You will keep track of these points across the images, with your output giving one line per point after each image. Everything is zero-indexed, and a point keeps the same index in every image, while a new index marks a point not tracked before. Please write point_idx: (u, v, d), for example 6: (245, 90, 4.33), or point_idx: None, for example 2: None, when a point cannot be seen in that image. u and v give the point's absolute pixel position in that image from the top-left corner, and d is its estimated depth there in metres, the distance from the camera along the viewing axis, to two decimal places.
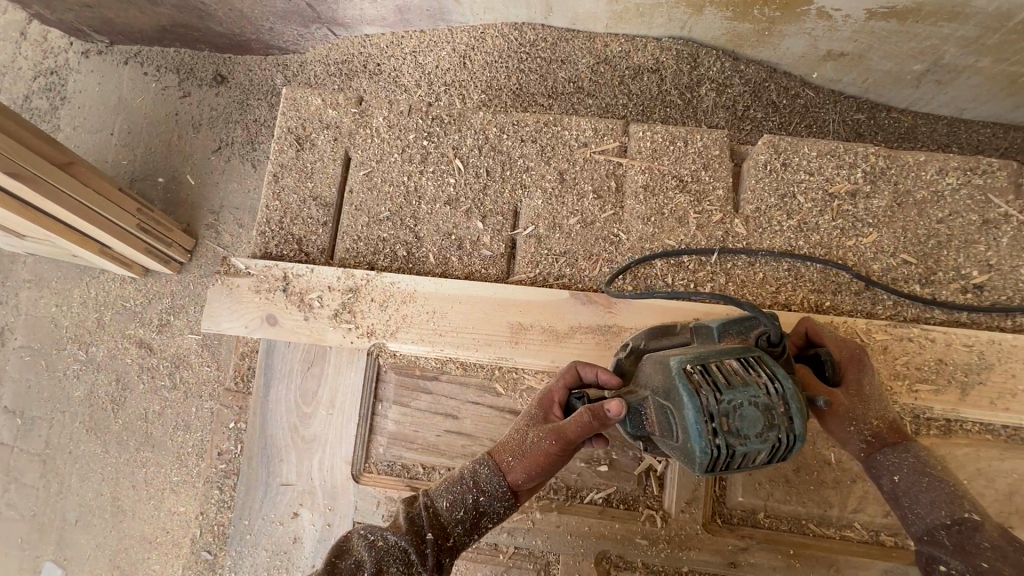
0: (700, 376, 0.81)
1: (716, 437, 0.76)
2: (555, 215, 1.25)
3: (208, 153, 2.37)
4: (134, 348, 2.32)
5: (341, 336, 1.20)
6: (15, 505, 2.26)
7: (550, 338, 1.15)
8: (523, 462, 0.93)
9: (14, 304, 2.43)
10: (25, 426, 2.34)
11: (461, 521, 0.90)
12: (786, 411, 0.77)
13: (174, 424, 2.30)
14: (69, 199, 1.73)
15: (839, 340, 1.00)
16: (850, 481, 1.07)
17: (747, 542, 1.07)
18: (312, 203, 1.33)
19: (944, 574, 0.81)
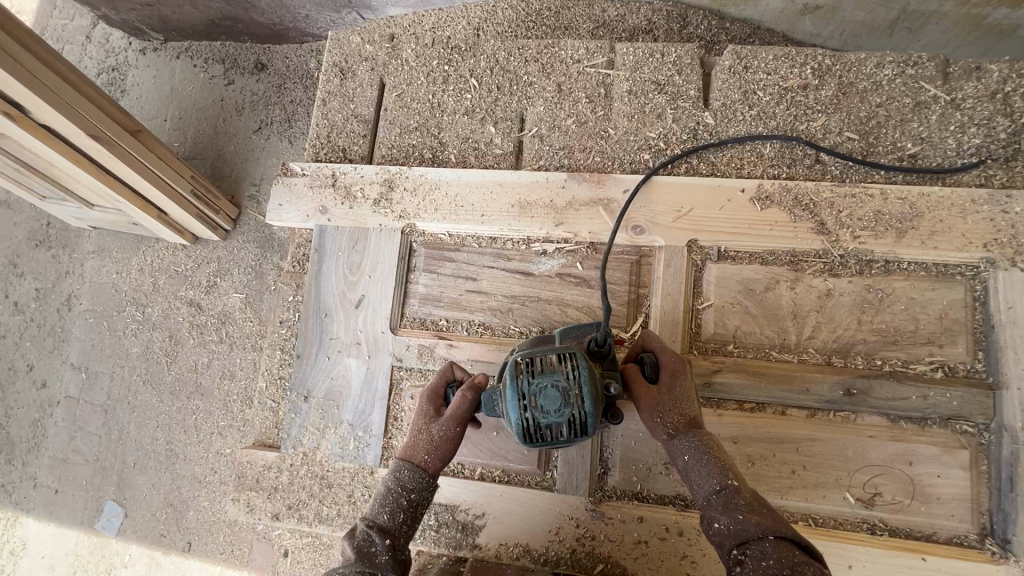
0: (524, 365, 1.08)
1: (525, 410, 1.04)
2: (554, 118, 1.50)
3: (250, 134, 2.73)
4: (186, 309, 2.69)
5: (380, 219, 1.47)
6: (82, 449, 2.73)
7: (551, 211, 1.39)
8: (436, 454, 1.16)
9: (81, 274, 2.89)
10: (90, 379, 2.79)
11: (404, 520, 1.12)
12: (579, 392, 1.05)
13: (219, 373, 2.61)
14: (134, 163, 2.07)
15: (666, 350, 1.21)
16: (806, 313, 1.28)
17: (718, 366, 1.28)
18: (354, 119, 1.60)
19: (717, 529, 1.00)
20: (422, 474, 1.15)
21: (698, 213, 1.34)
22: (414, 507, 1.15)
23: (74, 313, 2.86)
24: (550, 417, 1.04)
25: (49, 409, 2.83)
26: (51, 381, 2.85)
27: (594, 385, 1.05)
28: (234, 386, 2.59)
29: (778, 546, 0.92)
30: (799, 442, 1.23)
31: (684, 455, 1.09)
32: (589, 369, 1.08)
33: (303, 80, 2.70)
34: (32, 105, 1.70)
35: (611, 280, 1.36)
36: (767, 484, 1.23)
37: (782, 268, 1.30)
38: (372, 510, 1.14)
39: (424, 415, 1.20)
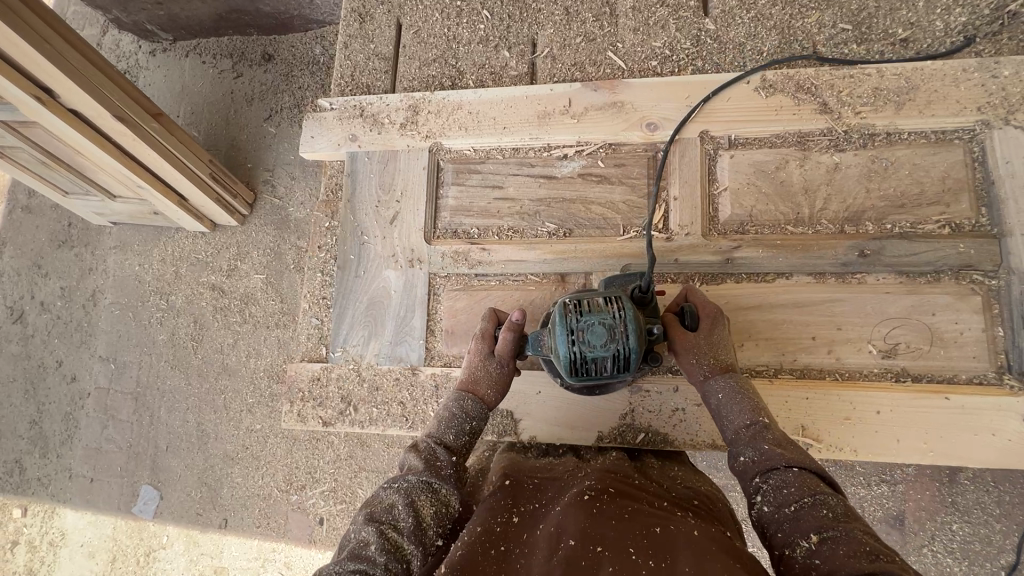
0: (572, 305, 1.17)
1: (573, 344, 1.13)
2: (564, 38, 1.60)
3: (261, 122, 2.82)
4: (208, 293, 2.75)
5: (408, 140, 1.56)
6: (115, 438, 2.80)
7: (569, 118, 1.48)
8: (494, 387, 1.30)
9: (103, 269, 2.95)
10: (119, 369, 2.85)
11: (466, 442, 1.21)
12: (624, 329, 1.13)
13: (246, 352, 2.67)
14: (157, 146, 2.16)
15: (707, 302, 1.28)
16: (816, 188, 1.36)
17: (738, 243, 1.35)
18: (376, 58, 1.70)
19: (741, 460, 1.06)
20: (483, 405, 1.28)
21: (708, 107, 1.42)
22: (473, 430, 1.24)
23: (99, 307, 2.93)
24: (596, 351, 1.13)
25: (81, 401, 2.90)
26: (80, 374, 2.92)
27: (637, 323, 1.13)
28: (260, 364, 2.64)
29: (800, 476, 0.97)
30: (820, 303, 1.30)
31: (718, 393, 1.17)
32: (634, 310, 1.16)
33: (309, 66, 2.78)
34: (62, 86, 1.79)
35: (630, 176, 1.45)
36: (793, 345, 1.30)
37: (790, 149, 1.38)
38: (438, 428, 1.21)
39: (478, 355, 1.33)
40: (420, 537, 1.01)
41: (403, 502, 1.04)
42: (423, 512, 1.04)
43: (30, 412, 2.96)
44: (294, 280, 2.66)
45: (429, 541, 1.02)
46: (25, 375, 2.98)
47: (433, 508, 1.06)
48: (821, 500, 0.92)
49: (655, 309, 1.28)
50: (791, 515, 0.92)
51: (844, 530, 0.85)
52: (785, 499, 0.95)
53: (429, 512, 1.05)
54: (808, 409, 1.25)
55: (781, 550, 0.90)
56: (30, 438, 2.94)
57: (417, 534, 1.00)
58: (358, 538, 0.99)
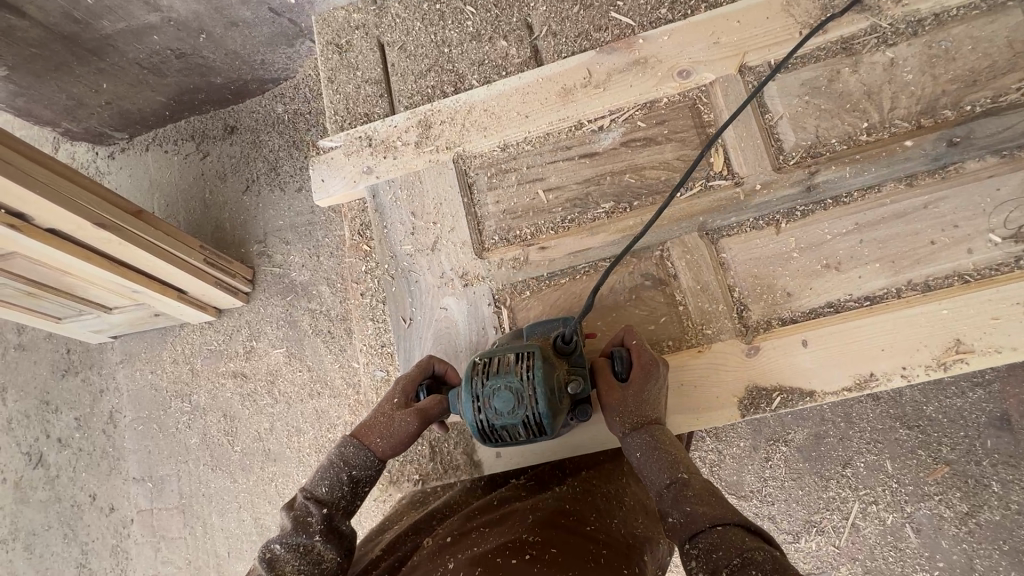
0: (482, 366, 1.11)
1: (480, 411, 1.08)
2: (560, 11, 1.49)
3: (241, 195, 2.64)
4: (231, 381, 2.58)
5: (429, 156, 1.44)
6: (173, 557, 2.60)
7: (593, 87, 1.38)
8: (386, 439, 1.16)
9: (115, 387, 2.77)
10: (158, 485, 2.66)
11: (343, 494, 1.13)
12: (532, 395, 1.06)
13: (285, 433, 2.49)
14: (146, 243, 2.02)
15: (643, 347, 1.17)
16: (878, 90, 1.26)
17: (814, 168, 1.25)
18: (366, 84, 1.59)
19: (669, 523, 1.01)
20: (369, 454, 1.16)
21: (738, 38, 1.33)
22: (355, 480, 1.15)
23: (121, 426, 2.74)
24: (504, 418, 1.07)
25: (124, 530, 2.70)
26: (117, 502, 2.72)
27: (546, 386, 1.06)
28: (304, 440, 2.46)
29: (725, 534, 0.93)
30: (925, 206, 1.20)
31: (636, 453, 1.11)
32: (545, 371, 1.08)
33: (275, 127, 2.60)
34: (36, 207, 1.66)
35: (678, 130, 1.34)
36: (910, 258, 1.19)
37: (837, 57, 1.28)
38: (311, 481, 1.14)
39: (390, 400, 1.20)
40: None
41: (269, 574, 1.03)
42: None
43: (75, 555, 2.75)
44: (317, 345, 2.48)
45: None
46: (60, 518, 2.78)
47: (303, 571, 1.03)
48: (748, 560, 0.87)
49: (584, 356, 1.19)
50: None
51: None
52: (716, 564, 0.90)
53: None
54: (944, 321, 1.15)
55: None
56: None
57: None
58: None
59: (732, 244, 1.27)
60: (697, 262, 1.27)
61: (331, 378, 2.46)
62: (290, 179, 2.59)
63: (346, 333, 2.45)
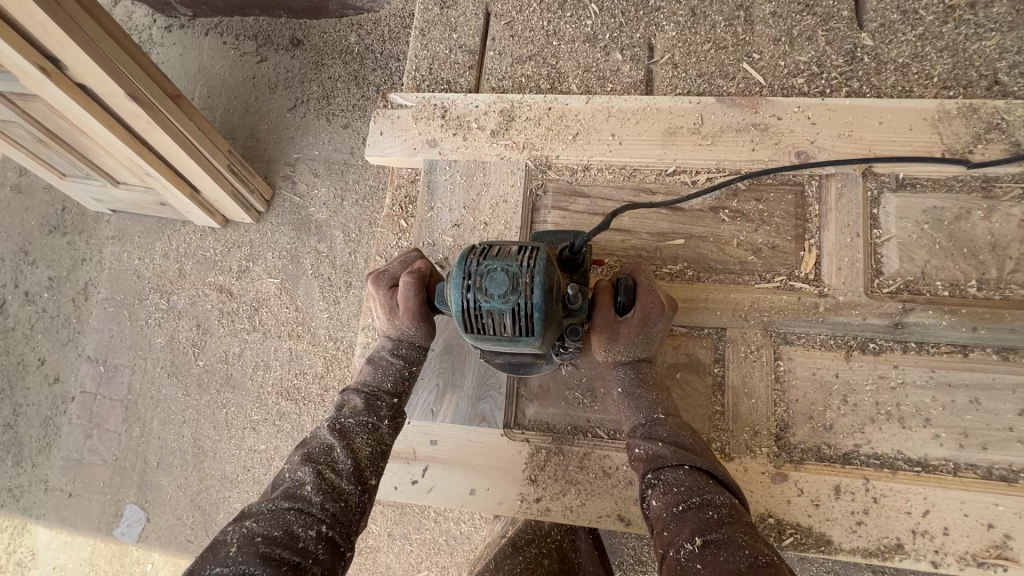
0: (480, 248, 0.92)
1: (465, 290, 0.87)
2: (689, 43, 1.36)
3: (285, 111, 2.49)
4: (214, 295, 2.44)
5: (502, 151, 1.30)
6: (100, 450, 2.48)
7: (700, 138, 1.24)
8: (410, 338, 1.14)
9: (98, 261, 2.63)
10: (109, 373, 2.53)
11: (404, 388, 1.12)
12: (530, 281, 0.85)
13: (252, 364, 2.35)
14: (174, 130, 1.86)
15: (649, 285, 1.09)
16: (1006, 245, 1.13)
17: (909, 305, 1.12)
18: (459, 50, 1.44)
19: (633, 453, 1.01)
20: (419, 349, 1.15)
21: (874, 138, 1.19)
22: (413, 376, 1.14)
23: (90, 303, 2.61)
24: (493, 303, 0.86)
25: (62, 406, 2.58)
26: (64, 374, 2.59)
27: (550, 276, 0.85)
28: (267, 377, 2.33)
29: (692, 475, 0.92)
30: (1013, 389, 1.07)
31: (618, 387, 1.10)
32: (550, 263, 0.88)
33: (343, 55, 2.45)
34: (71, 56, 1.49)
35: (779, 215, 1.20)
36: (981, 438, 1.07)
37: (972, 195, 1.15)
38: (373, 377, 1.11)
39: (386, 315, 1.14)
40: (357, 478, 0.96)
41: (338, 444, 0.98)
42: (360, 453, 0.99)
43: (4, 414, 2.63)
44: (312, 287, 2.34)
45: (365, 483, 0.97)
46: (2, 371, 2.65)
47: (371, 448, 1.01)
48: (706, 502, 0.87)
49: (586, 279, 1.02)
50: (675, 514, 0.87)
51: (727, 535, 0.81)
52: (674, 500, 0.90)
53: (366, 453, 1.00)
54: (993, 516, 1.03)
55: (663, 551, 0.85)
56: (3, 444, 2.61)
57: (355, 476, 0.96)
58: (292, 477, 0.93)
59: (795, 356, 1.14)
60: (752, 365, 1.15)
61: (315, 325, 2.32)
62: (340, 112, 2.44)
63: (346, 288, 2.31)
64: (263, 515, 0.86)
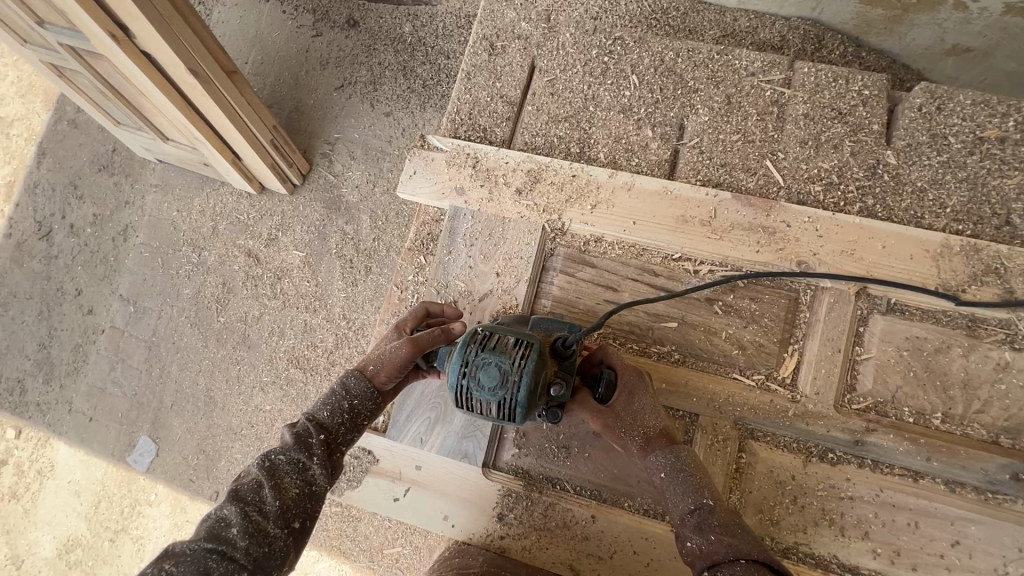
0: (481, 337, 1.05)
1: (462, 377, 1.01)
2: (718, 129, 1.40)
3: (332, 89, 2.56)
4: (241, 258, 2.58)
5: (522, 209, 1.39)
6: (120, 382, 2.65)
7: (710, 231, 1.31)
8: (384, 366, 1.16)
9: (139, 206, 2.79)
10: (138, 313, 2.69)
11: (342, 421, 1.12)
12: (517, 380, 0.98)
13: (268, 329, 2.48)
14: (224, 103, 1.96)
15: (626, 369, 1.19)
16: (978, 385, 1.18)
17: (873, 425, 1.19)
18: (499, 100, 1.51)
19: (687, 546, 1.00)
20: (368, 385, 1.15)
21: (875, 260, 1.24)
22: (354, 412, 1.14)
23: (128, 245, 2.77)
24: (483, 392, 1.00)
25: (92, 336, 2.76)
26: (98, 307, 2.77)
27: (534, 377, 0.98)
28: (280, 341, 2.46)
29: (749, 568, 0.90)
30: (952, 520, 1.15)
31: (659, 472, 1.10)
32: (538, 363, 1.01)
33: (395, 44, 2.51)
34: (138, 27, 1.59)
35: (770, 317, 1.28)
36: (912, 560, 1.15)
37: (956, 332, 1.21)
38: (312, 409, 1.13)
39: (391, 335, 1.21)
40: (283, 519, 0.97)
41: (265, 483, 0.99)
42: (288, 492, 1.00)
43: (40, 333, 2.82)
44: (333, 266, 2.44)
45: (291, 524, 0.98)
46: (42, 295, 2.84)
47: (300, 487, 1.02)
48: None
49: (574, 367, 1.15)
50: None
51: None
52: None
53: (294, 493, 1.00)
54: None
55: None
56: (35, 362, 2.79)
57: (279, 517, 0.96)
58: (219, 515, 0.95)
59: (756, 451, 1.24)
60: (715, 452, 1.24)
61: (332, 301, 2.43)
62: (384, 100, 2.50)
63: (365, 269, 2.43)
64: (183, 557, 0.87)
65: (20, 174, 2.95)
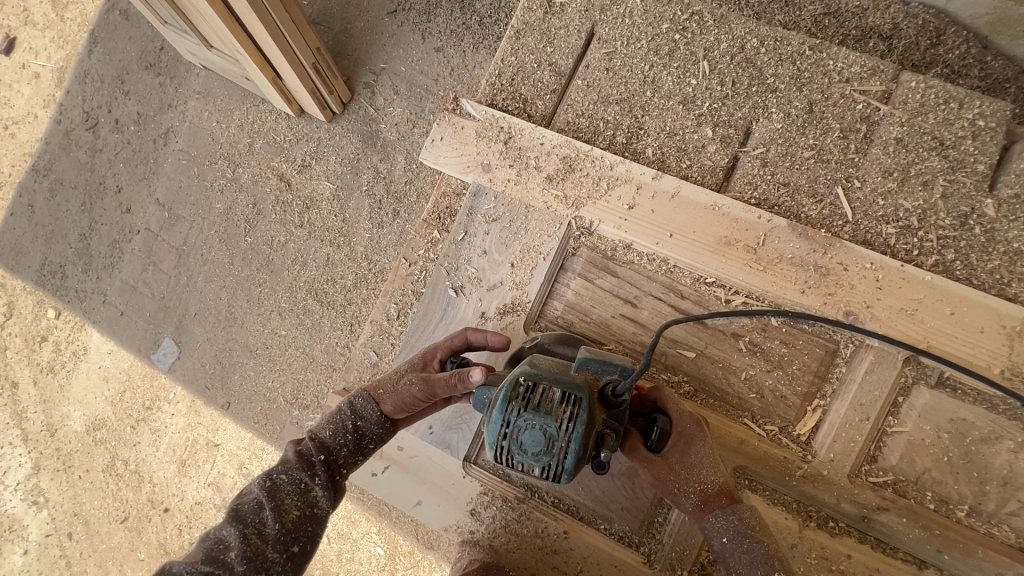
0: (523, 390, 0.90)
1: (502, 440, 0.88)
2: (791, 141, 1.21)
3: (383, 15, 2.17)
4: (274, 181, 2.21)
5: (550, 200, 1.26)
6: (150, 283, 2.32)
7: (753, 260, 1.16)
8: (391, 396, 1.11)
9: (180, 110, 2.35)
10: (171, 221, 2.32)
11: (346, 442, 1.08)
12: (564, 448, 0.86)
13: (293, 256, 2.16)
14: (266, 13, 1.63)
15: (679, 412, 1.09)
16: (1019, 485, 1.05)
17: (887, 504, 1.09)
18: (546, 68, 1.35)
19: None
20: (375, 410, 1.11)
21: (934, 327, 1.09)
22: (359, 433, 1.10)
23: (166, 149, 2.35)
24: (526, 457, 0.88)
25: (128, 236, 2.38)
26: (136, 208, 2.38)
27: (584, 445, 0.86)
28: (302, 272, 2.13)
29: None
30: None
31: (721, 536, 0.99)
32: (589, 425, 0.88)
33: None
34: None
35: (798, 367, 1.16)
36: None
37: (1010, 424, 1.06)
38: (318, 426, 1.11)
39: (412, 364, 1.15)
40: (282, 543, 0.96)
41: (266, 503, 0.98)
42: (288, 514, 0.98)
43: (82, 224, 2.44)
44: (361, 204, 2.10)
45: (291, 548, 0.96)
46: (83, 184, 2.44)
47: (300, 509, 1.00)
48: None
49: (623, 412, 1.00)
50: None
51: None
52: None
53: (295, 515, 0.99)
54: None
55: None
56: (42, 249, 2.46)
57: (278, 542, 0.95)
58: (218, 536, 0.95)
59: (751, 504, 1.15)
60: None
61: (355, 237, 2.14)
62: (436, 35, 2.09)
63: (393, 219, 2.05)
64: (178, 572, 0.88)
65: (66, 60, 2.48)
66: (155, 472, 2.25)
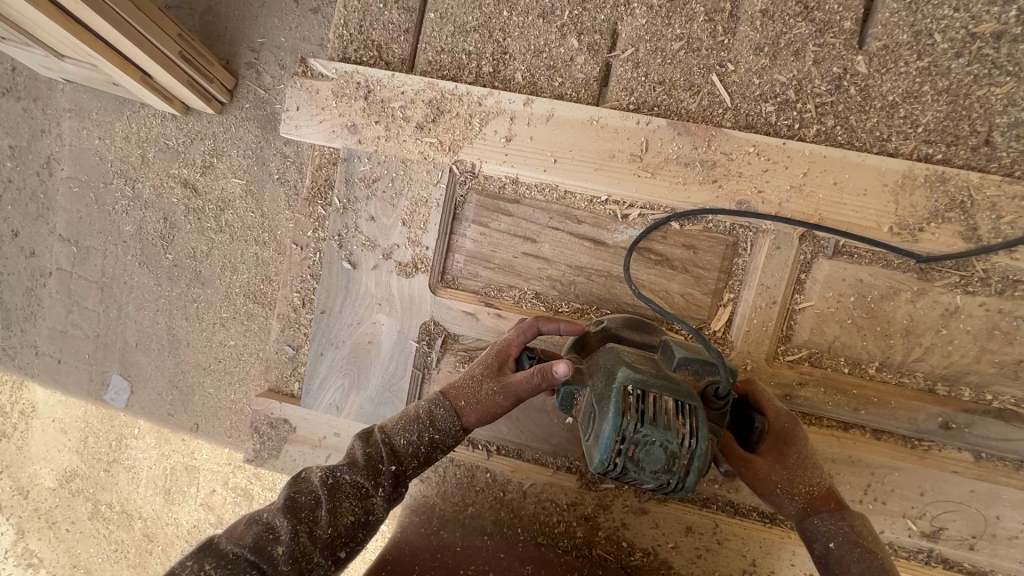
0: (635, 401, 0.78)
1: (617, 456, 0.76)
2: (659, 37, 1.15)
3: None
4: (178, 189, 1.85)
5: (427, 148, 1.18)
6: (79, 324, 2.00)
7: (641, 169, 1.12)
8: (476, 409, 0.98)
9: (56, 133, 1.95)
10: (82, 254, 1.98)
11: (420, 454, 0.96)
12: (688, 466, 0.76)
13: (221, 264, 1.84)
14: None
15: (778, 410, 1.00)
16: (921, 331, 1.09)
17: (805, 378, 1.12)
18: (393, 7, 1.23)
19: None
20: (456, 423, 0.97)
21: (824, 198, 1.08)
22: (434, 445, 0.97)
23: (52, 181, 1.97)
24: (641, 475, 0.77)
25: (41, 280, 2.04)
26: (40, 248, 2.02)
27: (709, 462, 0.76)
28: (233, 277, 1.83)
29: None
30: (874, 470, 1.12)
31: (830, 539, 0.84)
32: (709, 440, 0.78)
33: None
34: None
35: (702, 265, 1.15)
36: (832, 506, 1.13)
37: (907, 276, 1.08)
38: (390, 424, 0.99)
39: (485, 367, 1.01)
40: (330, 547, 0.85)
41: (324, 501, 0.87)
42: (342, 518, 0.87)
43: None
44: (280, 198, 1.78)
45: (337, 553, 0.86)
46: None
47: (357, 515, 0.88)
48: None
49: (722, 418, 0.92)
50: None
51: None
52: None
53: (349, 521, 0.87)
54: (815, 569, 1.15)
55: None
56: None
57: (327, 545, 0.84)
58: (270, 523, 0.84)
59: None
60: None
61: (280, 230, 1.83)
62: None
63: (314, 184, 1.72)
64: (225, 561, 0.77)
65: None
66: (143, 508, 2.02)
